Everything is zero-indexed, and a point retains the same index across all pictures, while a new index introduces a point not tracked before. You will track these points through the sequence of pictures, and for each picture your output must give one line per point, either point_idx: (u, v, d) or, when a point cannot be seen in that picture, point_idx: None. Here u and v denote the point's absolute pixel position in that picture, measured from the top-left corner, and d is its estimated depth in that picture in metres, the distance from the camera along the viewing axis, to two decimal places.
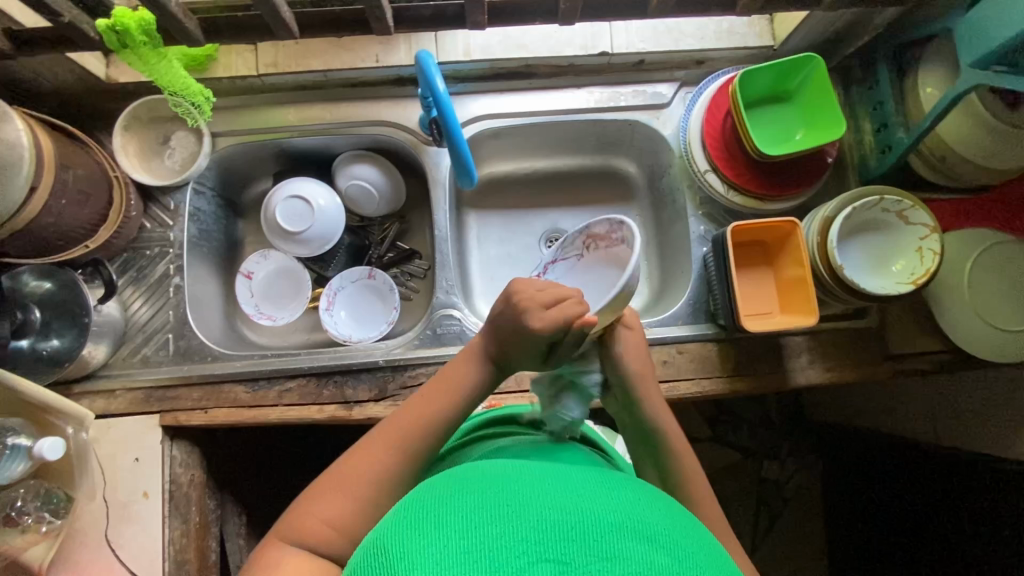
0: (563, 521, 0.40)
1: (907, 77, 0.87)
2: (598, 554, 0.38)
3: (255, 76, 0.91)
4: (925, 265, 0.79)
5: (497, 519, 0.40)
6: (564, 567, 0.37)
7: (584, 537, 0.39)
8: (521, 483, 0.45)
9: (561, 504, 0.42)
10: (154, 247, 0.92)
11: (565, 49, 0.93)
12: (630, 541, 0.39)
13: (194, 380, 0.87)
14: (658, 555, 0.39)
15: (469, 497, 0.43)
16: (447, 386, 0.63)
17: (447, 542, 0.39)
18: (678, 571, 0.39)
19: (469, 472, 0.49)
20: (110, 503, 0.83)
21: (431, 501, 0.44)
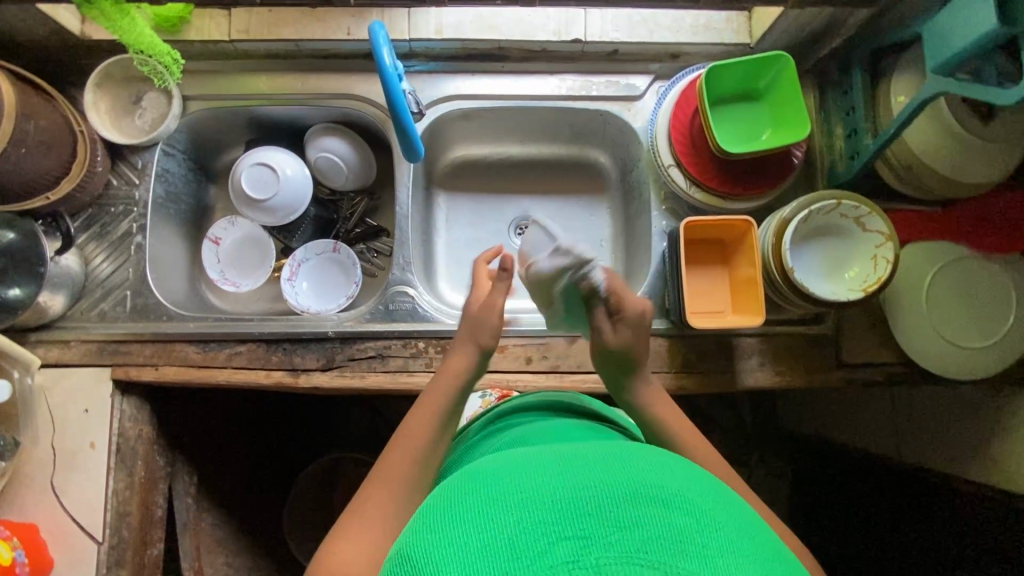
0: (577, 500, 0.41)
1: (880, 83, 0.86)
2: (615, 524, 0.39)
3: (227, 42, 0.92)
4: (878, 273, 0.78)
5: (511, 509, 0.42)
6: (584, 543, 0.38)
7: (599, 510, 0.40)
8: (535, 468, 0.46)
9: (573, 482, 0.43)
10: (119, 205, 0.93)
11: (538, 33, 0.92)
12: (645, 507, 0.41)
13: (147, 338, 0.88)
14: (675, 516, 0.40)
15: (483, 492, 0.45)
16: (428, 403, 0.69)
17: (466, 541, 0.40)
18: (698, 528, 0.40)
19: (482, 466, 0.51)
20: (57, 451, 0.85)
21: (450, 502, 0.46)
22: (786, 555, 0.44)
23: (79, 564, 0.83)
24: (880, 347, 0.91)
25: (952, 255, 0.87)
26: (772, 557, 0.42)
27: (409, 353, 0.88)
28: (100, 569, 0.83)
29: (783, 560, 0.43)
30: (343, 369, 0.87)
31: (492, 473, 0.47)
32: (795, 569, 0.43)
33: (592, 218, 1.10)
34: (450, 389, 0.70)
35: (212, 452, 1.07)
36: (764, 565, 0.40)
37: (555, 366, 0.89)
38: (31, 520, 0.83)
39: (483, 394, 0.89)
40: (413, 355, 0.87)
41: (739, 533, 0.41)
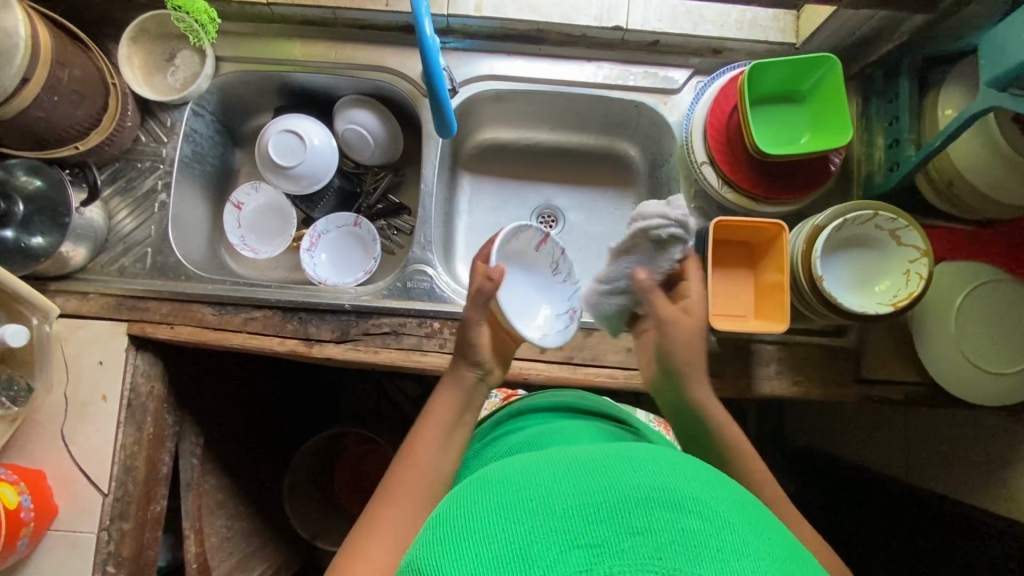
0: (587, 507, 0.41)
1: (929, 94, 0.83)
2: (627, 531, 0.39)
3: (264, 4, 0.91)
4: (910, 288, 0.77)
5: (521, 518, 0.41)
6: (596, 551, 0.38)
7: (610, 517, 0.40)
8: (544, 475, 0.46)
9: (583, 488, 0.43)
10: (146, 161, 0.93)
11: (579, 18, 0.90)
12: (657, 511, 0.40)
13: (165, 296, 0.89)
14: (688, 519, 0.39)
15: (493, 501, 0.44)
16: (434, 415, 0.71)
17: (475, 551, 0.40)
18: (713, 533, 0.39)
19: (492, 472, 0.50)
20: (69, 400, 0.85)
21: (459, 511, 0.45)
22: (802, 555, 0.43)
23: (84, 514, 0.84)
24: (901, 365, 0.88)
25: (986, 277, 0.85)
26: (787, 559, 0.41)
27: (424, 333, 0.87)
28: (103, 520, 0.84)
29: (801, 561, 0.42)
30: (356, 343, 0.87)
31: (501, 481, 0.47)
32: (814, 568, 0.42)
33: (617, 212, 1.08)
34: (454, 404, 0.72)
35: (219, 415, 1.07)
36: (779, 568, 0.39)
37: (568, 358, 0.89)
38: (39, 467, 0.84)
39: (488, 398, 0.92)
40: (428, 335, 0.87)
41: (755, 535, 0.41)
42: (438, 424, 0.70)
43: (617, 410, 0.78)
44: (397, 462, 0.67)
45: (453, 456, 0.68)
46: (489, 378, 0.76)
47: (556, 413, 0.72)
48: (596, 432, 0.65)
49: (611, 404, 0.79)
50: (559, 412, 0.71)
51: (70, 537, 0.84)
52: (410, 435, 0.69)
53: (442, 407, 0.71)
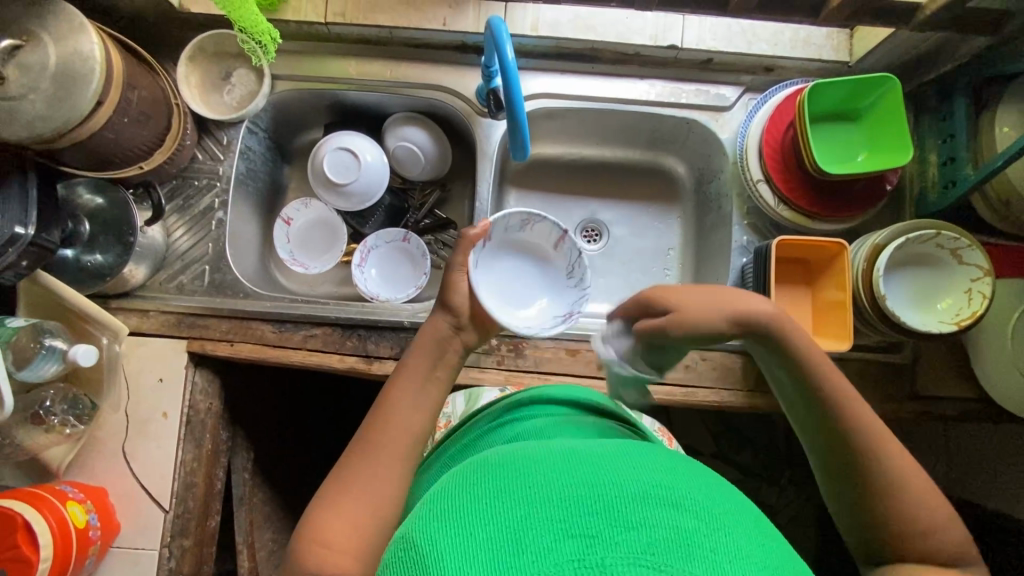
0: (584, 496, 0.41)
1: (984, 113, 0.84)
2: (622, 524, 0.39)
3: (322, 24, 0.92)
4: (973, 307, 0.77)
5: (518, 502, 0.42)
6: (590, 541, 0.38)
7: (609, 509, 0.40)
8: (542, 464, 0.47)
9: (581, 479, 0.43)
10: (203, 178, 0.94)
11: (634, 36, 0.91)
12: (655, 508, 0.40)
13: (224, 313, 0.89)
14: (684, 518, 0.40)
15: (491, 484, 0.45)
16: (412, 373, 0.68)
17: (470, 530, 0.41)
18: (707, 533, 0.40)
19: (494, 456, 0.51)
20: (131, 418, 0.86)
21: (456, 491, 0.46)
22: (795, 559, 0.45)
23: (145, 531, 0.84)
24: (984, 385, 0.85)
25: None
26: (780, 560, 0.42)
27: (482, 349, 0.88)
28: (165, 537, 0.84)
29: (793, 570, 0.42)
30: None
31: (502, 466, 0.48)
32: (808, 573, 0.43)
33: (662, 226, 1.09)
34: (427, 359, 0.69)
35: (267, 430, 1.07)
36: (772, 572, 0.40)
37: None
38: (100, 484, 0.85)
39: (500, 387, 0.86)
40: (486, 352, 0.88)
41: (749, 540, 0.41)
42: (415, 379, 0.68)
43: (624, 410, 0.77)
44: (374, 411, 0.65)
45: None
46: (464, 336, 0.73)
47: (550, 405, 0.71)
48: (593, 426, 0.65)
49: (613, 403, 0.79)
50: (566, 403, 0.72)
51: (132, 554, 0.84)
52: (387, 384, 0.68)
53: (419, 357, 0.69)
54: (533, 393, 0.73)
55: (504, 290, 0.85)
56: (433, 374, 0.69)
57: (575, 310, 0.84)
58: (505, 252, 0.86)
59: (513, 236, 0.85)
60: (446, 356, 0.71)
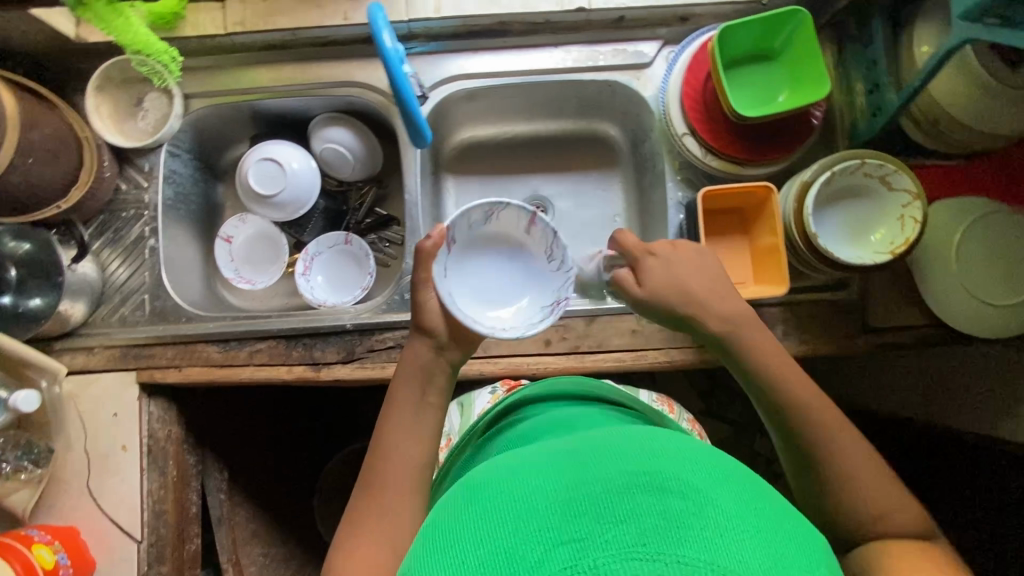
0: (571, 502, 0.45)
1: (902, 35, 0.82)
2: (609, 521, 0.43)
3: (222, 35, 0.90)
4: (906, 233, 0.76)
5: (512, 521, 0.46)
6: (580, 544, 0.42)
7: (595, 510, 0.44)
8: (533, 476, 0.50)
9: (567, 484, 0.47)
10: (130, 209, 0.93)
11: (539, 4, 0.89)
12: (638, 497, 0.44)
13: (168, 340, 0.89)
14: (668, 502, 0.44)
15: (488, 505, 0.49)
16: (398, 405, 0.69)
17: (474, 556, 0.45)
18: (691, 511, 0.43)
19: (488, 473, 0.55)
20: (91, 455, 0.86)
21: (458, 517, 0.50)
22: (787, 509, 0.49)
23: (120, 564, 0.85)
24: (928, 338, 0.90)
25: (981, 212, 0.84)
26: (766, 517, 0.46)
27: None
28: (140, 567, 0.85)
29: (777, 521, 0.47)
30: (363, 361, 0.87)
31: (497, 482, 0.52)
32: (796, 515, 0.48)
33: (605, 194, 1.08)
34: (413, 389, 0.69)
35: (241, 447, 1.08)
36: (760, 533, 0.44)
37: (575, 347, 0.89)
38: (70, 523, 0.85)
39: (491, 388, 0.92)
40: None
41: (732, 504, 0.45)
42: (405, 410, 0.68)
43: (611, 392, 0.80)
44: (374, 449, 0.68)
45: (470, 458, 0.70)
46: (449, 355, 0.71)
47: (543, 404, 0.76)
48: (590, 415, 0.69)
49: (611, 390, 0.82)
50: (558, 399, 0.76)
51: None
52: (381, 421, 0.69)
53: (406, 390, 0.69)
54: (528, 396, 0.78)
55: (488, 299, 0.72)
56: (424, 405, 0.69)
57: (563, 297, 0.69)
58: (482, 255, 0.72)
59: (478, 231, 0.71)
60: (433, 377, 0.70)
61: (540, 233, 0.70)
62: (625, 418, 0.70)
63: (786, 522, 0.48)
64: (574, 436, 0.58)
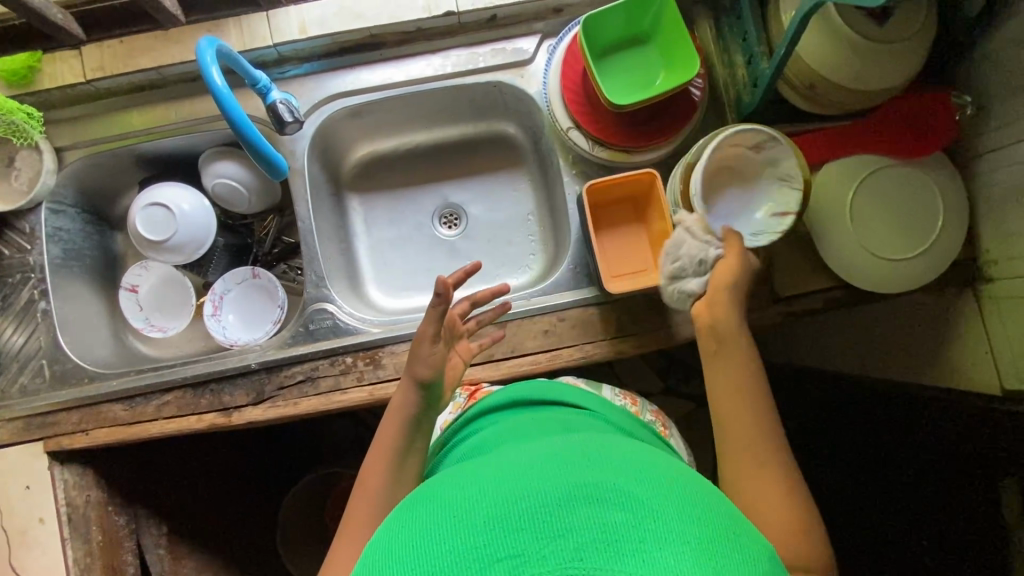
0: (512, 515, 0.43)
1: (769, 2, 0.82)
2: (548, 535, 0.40)
3: (83, 83, 0.87)
4: (790, 203, 0.76)
5: (449, 536, 0.43)
6: (519, 560, 0.40)
7: (535, 524, 0.41)
8: (477, 488, 0.48)
9: (509, 496, 0.45)
10: (15, 274, 0.90)
11: (406, 13, 0.87)
12: (580, 509, 0.42)
13: (72, 405, 0.87)
14: (610, 513, 0.41)
15: (427, 518, 0.46)
16: (379, 450, 0.71)
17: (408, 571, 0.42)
18: (636, 522, 0.41)
19: (436, 486, 0.53)
20: (8, 532, 0.84)
21: (397, 532, 0.47)
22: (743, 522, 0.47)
23: None
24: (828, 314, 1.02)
25: (870, 168, 0.85)
26: (716, 526, 0.43)
27: (339, 370, 0.85)
28: None
29: (729, 528, 0.44)
30: (274, 400, 0.84)
31: (439, 497, 0.49)
32: (748, 526, 0.45)
33: (515, 193, 1.06)
34: (399, 433, 0.71)
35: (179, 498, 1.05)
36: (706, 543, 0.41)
37: (490, 356, 0.88)
38: None
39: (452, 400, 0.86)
40: (343, 372, 0.84)
41: (681, 513, 0.43)
42: (384, 453, 0.71)
43: (569, 391, 0.78)
44: (356, 491, 0.70)
45: (382, 489, 0.69)
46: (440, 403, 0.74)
47: (494, 412, 0.75)
48: (544, 419, 0.69)
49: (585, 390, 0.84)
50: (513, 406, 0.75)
51: None
52: (363, 465, 0.71)
53: (390, 434, 0.71)
54: (487, 406, 0.77)
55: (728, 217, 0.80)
56: (412, 445, 0.72)
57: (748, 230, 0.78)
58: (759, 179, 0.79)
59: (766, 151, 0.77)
60: (420, 420, 0.72)
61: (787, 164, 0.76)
62: (587, 423, 0.69)
63: (745, 534, 0.45)
64: (527, 445, 0.56)
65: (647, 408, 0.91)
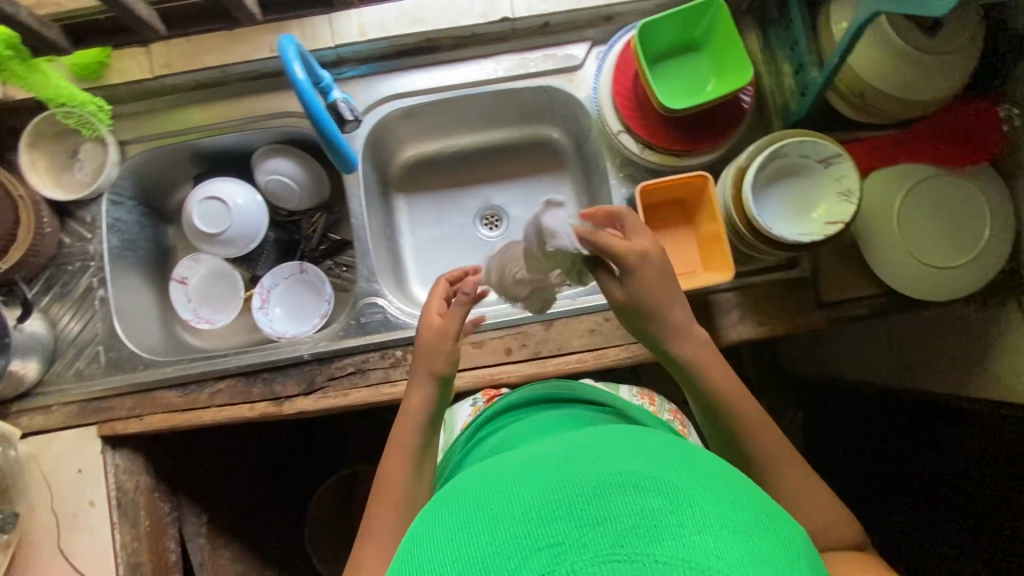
0: (548, 506, 0.43)
1: (819, 13, 0.83)
2: (585, 524, 0.40)
3: (151, 79, 0.90)
4: (843, 210, 0.77)
5: (487, 530, 0.43)
6: (557, 549, 0.39)
7: (571, 514, 0.41)
8: (511, 482, 0.48)
9: (544, 489, 0.45)
10: (75, 262, 0.92)
11: (463, 18, 0.89)
12: (615, 498, 0.41)
13: (127, 390, 0.89)
14: (646, 501, 0.41)
15: (463, 514, 0.46)
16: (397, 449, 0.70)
17: (447, 563, 0.42)
18: (673, 510, 0.41)
19: (468, 482, 0.53)
20: (59, 514, 0.85)
21: (433, 527, 0.47)
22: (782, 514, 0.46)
23: None
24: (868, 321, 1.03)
25: (916, 177, 0.86)
26: (754, 516, 0.43)
27: (389, 363, 0.86)
28: None
29: (764, 514, 0.44)
30: (325, 390, 0.86)
31: (473, 492, 0.49)
32: (787, 517, 0.45)
33: (556, 197, 1.08)
34: (417, 433, 0.71)
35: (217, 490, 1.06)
36: (744, 532, 0.40)
37: (536, 353, 0.89)
38: None
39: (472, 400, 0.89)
40: (392, 365, 0.86)
41: (717, 502, 0.42)
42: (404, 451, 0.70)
43: (587, 390, 0.80)
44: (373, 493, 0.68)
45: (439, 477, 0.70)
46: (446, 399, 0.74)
47: (526, 408, 0.75)
48: (569, 416, 0.69)
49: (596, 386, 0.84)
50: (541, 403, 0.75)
51: None
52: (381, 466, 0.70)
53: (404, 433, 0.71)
54: (513, 403, 0.77)
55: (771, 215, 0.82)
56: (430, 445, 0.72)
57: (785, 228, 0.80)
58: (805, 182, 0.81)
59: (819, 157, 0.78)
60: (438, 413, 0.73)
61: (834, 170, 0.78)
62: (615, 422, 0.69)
63: (785, 526, 0.44)
64: (554, 440, 0.56)
65: (665, 408, 0.92)
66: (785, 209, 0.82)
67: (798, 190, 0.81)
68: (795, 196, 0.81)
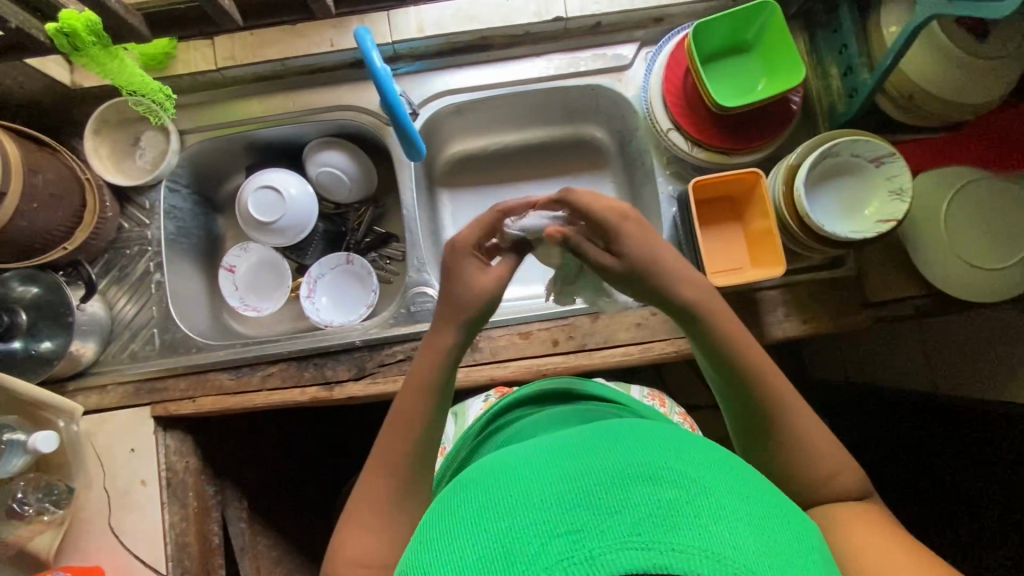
0: (564, 491, 0.41)
1: (869, 17, 0.85)
2: (605, 511, 0.39)
3: (214, 71, 0.93)
4: (894, 209, 0.78)
5: (502, 514, 0.41)
6: (576, 535, 0.38)
7: (589, 500, 0.40)
8: (524, 465, 0.46)
9: (560, 474, 0.43)
10: (133, 246, 0.95)
11: (517, 16, 0.92)
12: (635, 486, 0.40)
13: (180, 371, 0.91)
14: (665, 490, 0.40)
15: (474, 499, 0.44)
16: (418, 389, 0.66)
17: (461, 553, 0.40)
18: (693, 501, 0.39)
19: (474, 472, 0.51)
20: (111, 492, 0.86)
21: (444, 512, 0.46)
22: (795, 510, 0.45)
23: None
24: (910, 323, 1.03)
25: (965, 179, 0.87)
26: (770, 510, 0.42)
27: None
28: None
29: (775, 506, 0.43)
30: (374, 376, 0.87)
31: (484, 477, 0.47)
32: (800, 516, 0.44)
33: None
34: (440, 374, 0.66)
35: (258, 476, 1.07)
36: (760, 525, 0.40)
37: (582, 345, 0.90)
38: (94, 563, 0.85)
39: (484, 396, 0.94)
40: None
41: (735, 495, 0.41)
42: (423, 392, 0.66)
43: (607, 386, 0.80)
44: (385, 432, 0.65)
45: None
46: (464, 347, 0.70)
47: (552, 399, 0.75)
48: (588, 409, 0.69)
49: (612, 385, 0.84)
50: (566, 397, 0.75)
51: None
52: (397, 403, 0.65)
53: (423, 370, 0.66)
54: (540, 392, 0.76)
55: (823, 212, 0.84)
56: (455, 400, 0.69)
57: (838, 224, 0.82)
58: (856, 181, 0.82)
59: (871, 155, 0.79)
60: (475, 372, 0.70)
61: (886, 168, 0.79)
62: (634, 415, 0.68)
63: (797, 521, 0.44)
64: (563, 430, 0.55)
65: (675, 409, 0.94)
66: (836, 206, 0.83)
67: (849, 188, 0.83)
68: (847, 194, 0.83)
